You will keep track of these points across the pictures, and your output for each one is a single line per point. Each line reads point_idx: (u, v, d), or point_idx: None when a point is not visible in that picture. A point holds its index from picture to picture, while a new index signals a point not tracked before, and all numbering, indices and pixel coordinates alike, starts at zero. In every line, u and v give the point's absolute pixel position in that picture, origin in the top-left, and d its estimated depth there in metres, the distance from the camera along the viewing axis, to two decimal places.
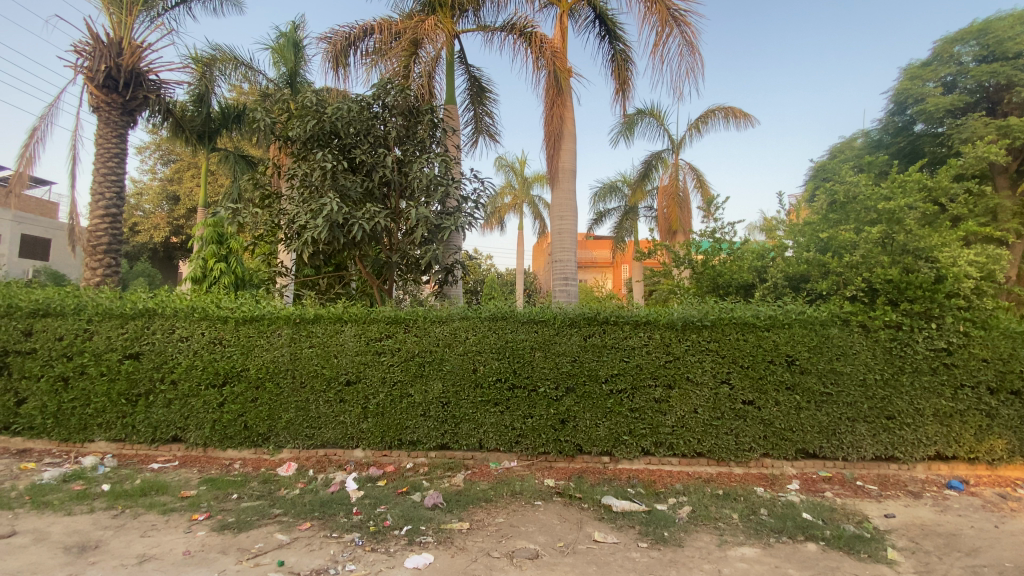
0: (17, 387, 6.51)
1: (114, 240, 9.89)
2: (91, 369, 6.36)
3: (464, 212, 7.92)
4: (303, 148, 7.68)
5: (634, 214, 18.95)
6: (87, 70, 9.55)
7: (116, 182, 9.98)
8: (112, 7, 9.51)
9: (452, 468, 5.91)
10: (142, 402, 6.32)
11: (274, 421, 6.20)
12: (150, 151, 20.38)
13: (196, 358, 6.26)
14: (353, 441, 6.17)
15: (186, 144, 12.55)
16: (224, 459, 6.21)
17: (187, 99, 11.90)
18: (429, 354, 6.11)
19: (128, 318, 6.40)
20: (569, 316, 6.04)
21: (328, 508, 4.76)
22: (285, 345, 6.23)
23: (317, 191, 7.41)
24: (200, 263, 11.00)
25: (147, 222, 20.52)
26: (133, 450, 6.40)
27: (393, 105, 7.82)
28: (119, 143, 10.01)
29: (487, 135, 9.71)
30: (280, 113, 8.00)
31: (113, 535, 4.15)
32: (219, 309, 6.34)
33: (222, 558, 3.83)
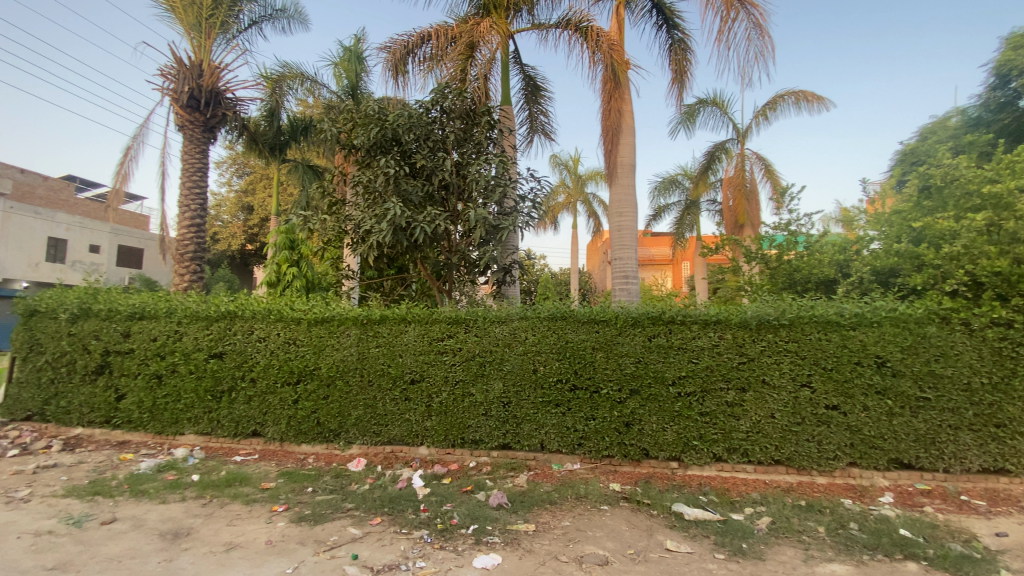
0: (119, 384, 7.15)
1: (198, 249, 10.67)
2: (181, 367, 6.88)
3: (522, 211, 7.91)
4: (366, 154, 7.94)
5: (695, 209, 18.24)
6: (173, 92, 10.37)
7: (199, 195, 10.79)
8: (193, 32, 10.27)
9: (515, 468, 5.89)
10: (225, 398, 6.75)
11: (344, 418, 6.44)
12: (227, 165, 21.86)
13: (272, 357, 6.62)
14: (418, 438, 6.29)
15: (259, 156, 13.36)
16: (298, 454, 6.53)
17: (260, 115, 12.66)
18: (489, 354, 6.12)
19: (212, 320, 6.88)
20: (633, 315, 5.86)
21: (397, 504, 4.87)
22: (353, 344, 6.46)
23: (381, 196, 7.64)
24: (274, 268, 11.66)
25: (226, 232, 22.07)
26: (218, 443, 6.84)
27: (451, 109, 7.95)
28: (201, 159, 10.80)
29: (542, 133, 9.66)
30: (345, 122, 8.34)
31: (203, 523, 4.44)
32: (293, 311, 6.67)
33: (300, 549, 3.99)
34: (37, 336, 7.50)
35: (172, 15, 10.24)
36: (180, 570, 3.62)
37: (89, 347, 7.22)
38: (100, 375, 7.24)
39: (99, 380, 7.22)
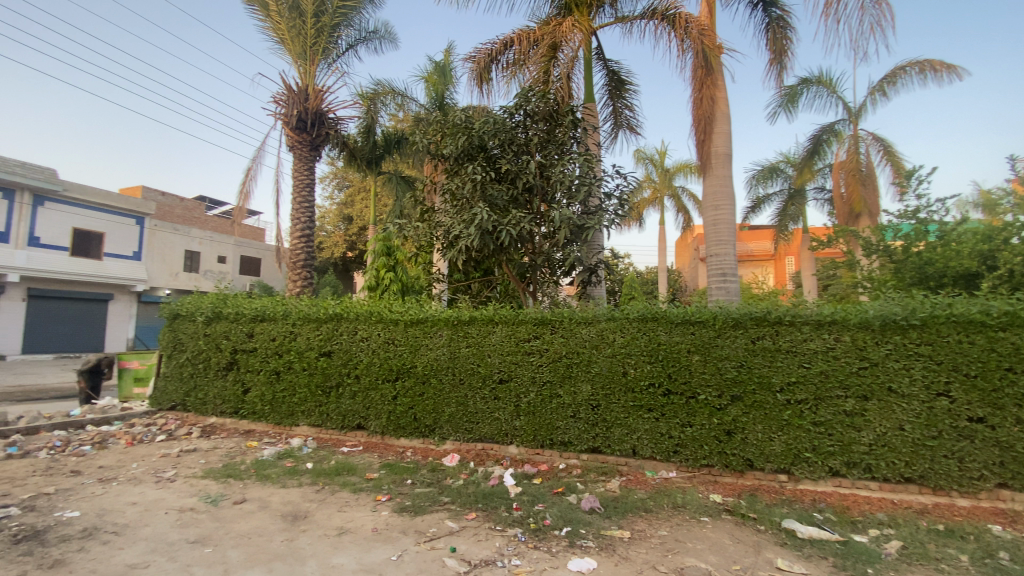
0: (245, 379, 8.04)
1: (308, 257, 11.71)
2: (295, 365, 7.59)
3: (608, 209, 7.77)
4: (454, 162, 8.24)
5: (800, 198, 16.76)
6: (284, 117, 11.48)
7: (308, 208, 11.85)
8: (300, 61, 11.29)
9: (607, 473, 5.78)
10: (333, 393, 7.33)
11: (438, 414, 6.72)
12: (329, 179, 23.80)
13: (373, 356, 7.09)
14: (508, 437, 6.39)
15: (358, 170, 14.36)
16: (398, 447, 6.92)
17: (357, 131, 13.62)
18: (577, 355, 6.07)
19: (321, 321, 7.51)
20: (733, 316, 5.51)
21: (491, 501, 4.99)
22: (445, 345, 6.72)
23: (468, 201, 7.88)
24: (374, 273, 12.48)
25: (330, 241, 24.00)
26: (328, 435, 7.43)
27: (535, 111, 8.01)
28: (308, 175, 11.85)
29: (627, 128, 9.41)
30: (434, 132, 8.71)
31: (317, 508, 4.85)
32: (391, 313, 7.09)
33: (402, 538, 4.23)
34: (180, 336, 8.66)
35: (282, 47, 11.33)
36: (299, 549, 3.98)
37: (221, 346, 8.21)
38: (230, 370, 8.19)
39: (229, 375, 8.17)
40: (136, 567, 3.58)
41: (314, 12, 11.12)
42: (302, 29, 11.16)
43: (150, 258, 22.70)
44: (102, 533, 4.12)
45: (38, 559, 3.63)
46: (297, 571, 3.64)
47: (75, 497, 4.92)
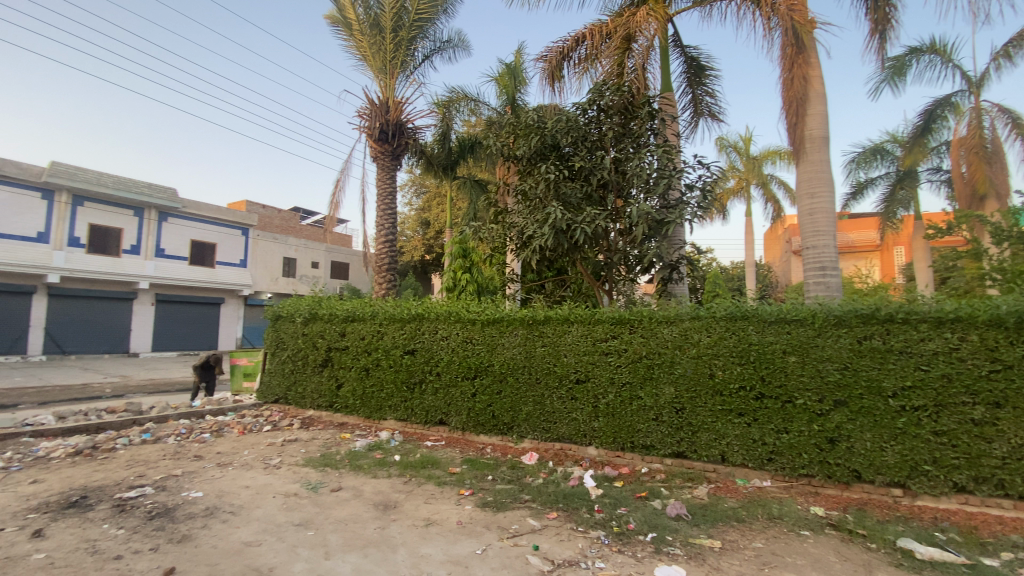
0: (338, 375, 8.63)
1: (391, 260, 12.33)
2: (382, 362, 8.03)
3: (688, 202, 7.44)
4: (527, 162, 8.29)
5: (910, 181, 15.03)
6: (368, 129, 12.17)
7: (390, 214, 12.49)
8: (381, 75, 11.92)
9: (693, 479, 5.54)
10: (417, 389, 7.66)
11: (516, 413, 6.79)
12: (408, 187, 24.94)
13: (453, 354, 7.32)
14: (587, 438, 6.32)
15: (436, 175, 14.89)
16: (478, 443, 7.08)
17: (434, 139, 14.14)
18: (659, 356, 5.87)
19: (405, 321, 7.88)
20: (835, 313, 5.06)
21: (572, 501, 4.96)
22: (521, 344, 6.79)
23: (542, 200, 7.88)
24: (451, 275, 12.88)
25: (409, 245, 25.11)
26: (412, 429, 7.78)
27: (610, 106, 7.86)
28: (390, 183, 12.48)
29: (708, 116, 8.97)
30: (507, 134, 8.81)
31: (406, 499, 5.10)
32: (468, 313, 7.28)
33: (486, 533, 4.32)
34: (282, 336, 9.47)
35: (365, 64, 12.03)
36: (390, 537, 4.19)
37: (317, 344, 8.88)
38: (325, 367, 8.82)
39: (324, 371, 8.81)
40: (250, 545, 3.95)
41: (392, 27, 11.68)
42: (382, 45, 11.76)
43: (254, 265, 25.05)
44: (221, 512, 4.59)
45: (171, 533, 4.12)
46: (389, 558, 3.83)
47: (199, 479, 5.54)
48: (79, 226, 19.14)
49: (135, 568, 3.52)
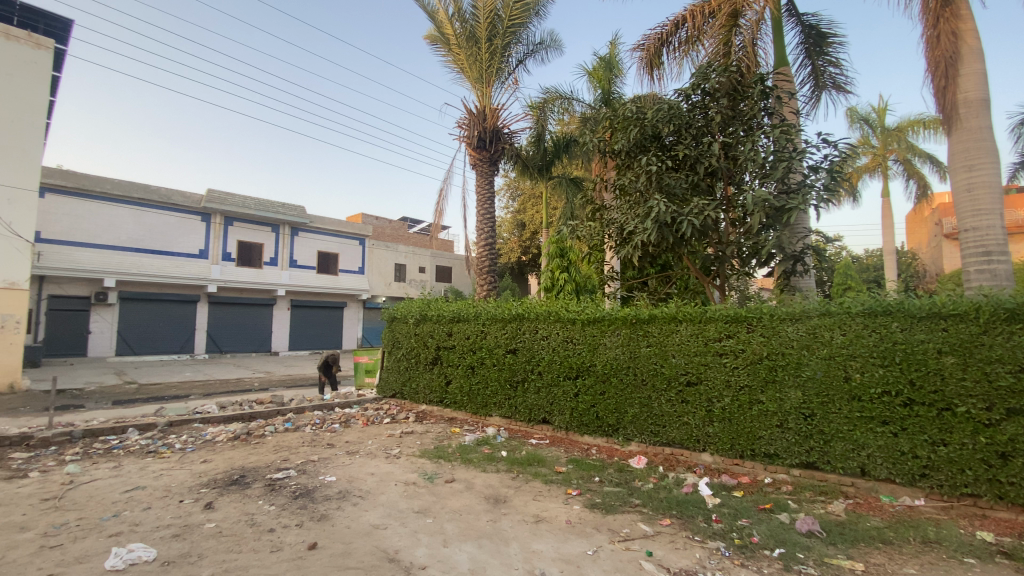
0: (446, 372, 9.08)
1: (492, 263, 12.70)
2: (486, 361, 8.30)
3: (813, 185, 6.73)
4: (627, 156, 8.04)
5: None
6: (467, 138, 12.69)
7: (489, 218, 12.90)
8: (477, 85, 12.33)
9: (827, 493, 4.99)
10: (520, 388, 7.79)
11: (621, 415, 6.63)
12: (505, 190, 25.53)
13: (555, 354, 7.34)
14: (700, 444, 5.98)
15: (532, 177, 15.07)
16: (583, 444, 7.03)
17: (529, 142, 14.33)
18: (782, 357, 5.39)
19: (506, 321, 8.07)
20: (1006, 306, 4.29)
21: (686, 509, 4.74)
22: (625, 344, 6.62)
23: (643, 194, 7.60)
24: (549, 275, 12.94)
25: (507, 247, 25.67)
26: (517, 427, 7.93)
27: (716, 89, 7.38)
28: (488, 188, 12.87)
29: (832, 89, 8.07)
30: (604, 129, 8.64)
31: (515, 494, 5.22)
32: (569, 313, 7.26)
33: (596, 534, 4.27)
34: (397, 336, 10.20)
35: (462, 75, 12.54)
36: (503, 530, 4.32)
37: (427, 343, 9.43)
38: (435, 364, 9.33)
39: (434, 369, 9.33)
40: (377, 528, 4.31)
41: (487, 37, 12.03)
42: (478, 55, 12.16)
43: (369, 272, 27.26)
44: (351, 496, 5.06)
45: (312, 512, 4.63)
46: (502, 550, 3.95)
47: (332, 465, 6.16)
48: (230, 243, 22.25)
49: (285, 540, 4.00)
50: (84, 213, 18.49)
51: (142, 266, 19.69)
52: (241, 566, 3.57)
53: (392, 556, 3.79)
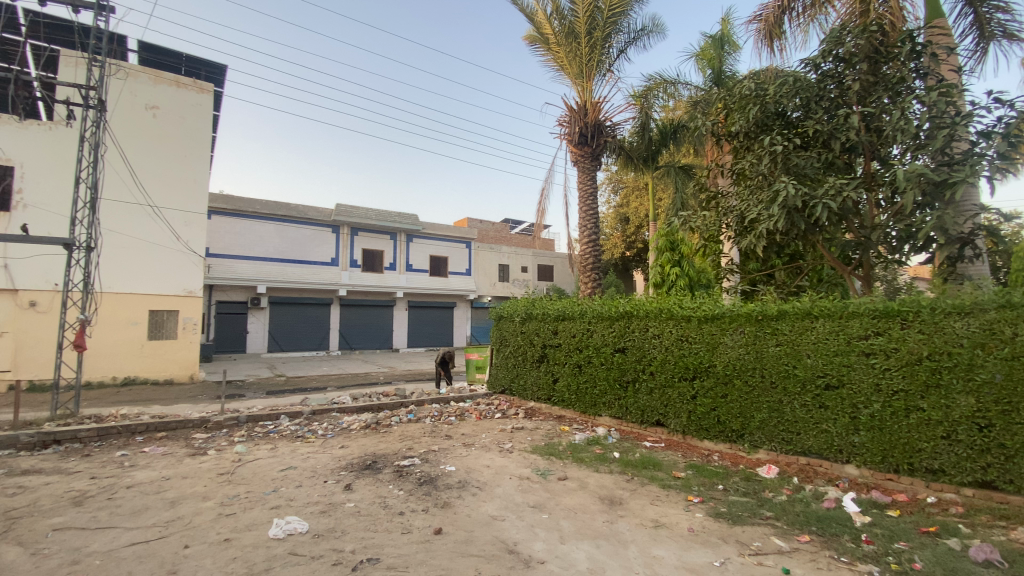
0: (553, 370, 9.11)
1: (596, 260, 12.49)
2: (594, 359, 8.18)
3: (985, 152, 5.66)
4: (746, 138, 7.42)
5: None
6: (568, 135, 12.61)
7: (592, 214, 12.73)
8: (578, 81, 12.18)
9: (1012, 518, 4.17)
10: (631, 388, 7.55)
11: (747, 419, 6.13)
12: (606, 185, 25.03)
13: (668, 353, 7.01)
14: (844, 455, 5.32)
15: (636, 169, 14.55)
16: (703, 449, 6.61)
17: (633, 133, 13.86)
18: (947, 357, 4.63)
19: (614, 319, 7.89)
20: None
21: (828, 526, 4.25)
22: (749, 342, 6.13)
23: (767, 178, 6.96)
24: (658, 270, 12.41)
25: (610, 243, 25.12)
26: (629, 428, 7.68)
27: (853, 53, 6.52)
28: (591, 184, 12.68)
29: (1006, 36, 6.74)
30: (719, 111, 8.05)
31: (631, 496, 5.07)
32: (683, 309, 6.89)
33: (723, 545, 4.00)
34: (504, 334, 10.47)
35: (562, 72, 12.48)
36: (620, 533, 4.22)
37: (534, 341, 9.55)
38: (542, 362, 9.41)
39: (541, 366, 9.41)
40: (496, 519, 4.46)
41: (586, 31, 11.86)
42: (577, 50, 12.01)
43: (475, 273, 28.35)
44: (470, 487, 5.30)
45: (435, 499, 4.92)
46: (621, 553, 3.86)
47: (450, 456, 6.50)
48: (355, 251, 24.52)
49: (413, 524, 4.30)
50: (240, 231, 21.59)
51: (285, 274, 22.48)
52: (377, 544, 3.90)
53: (511, 548, 3.89)
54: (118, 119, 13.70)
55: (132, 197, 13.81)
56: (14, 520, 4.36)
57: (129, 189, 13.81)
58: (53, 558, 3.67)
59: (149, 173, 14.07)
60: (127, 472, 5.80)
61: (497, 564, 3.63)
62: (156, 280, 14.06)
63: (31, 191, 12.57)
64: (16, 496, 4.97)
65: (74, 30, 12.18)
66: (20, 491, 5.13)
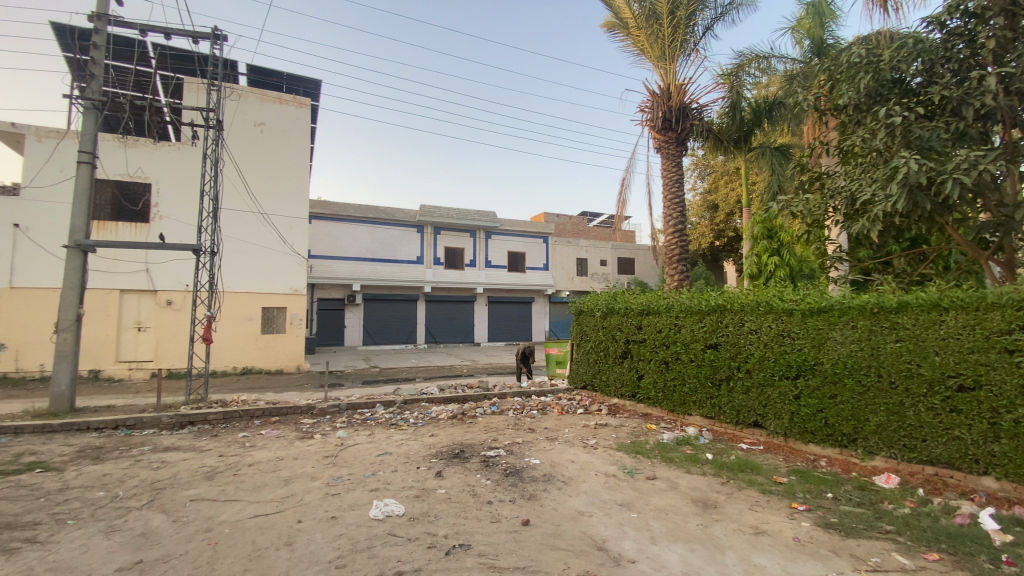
0: (638, 367, 8.85)
1: (683, 250, 11.94)
2: (683, 356, 7.83)
3: None
4: (856, 112, 6.70)
5: None
6: (651, 121, 12.13)
7: (678, 202, 12.18)
8: (660, 64, 11.66)
9: None
10: (725, 386, 7.13)
11: (860, 423, 5.55)
12: (692, 170, 23.84)
13: (767, 349, 6.53)
14: (980, 465, 4.68)
15: (726, 153, 13.69)
16: (807, 454, 6.08)
17: (722, 114, 13.05)
18: None
19: (704, 314, 7.51)
20: None
21: (961, 544, 3.76)
22: (861, 338, 5.56)
23: (883, 154, 6.24)
24: (754, 260, 11.63)
25: (696, 232, 23.92)
26: (722, 428, 7.26)
27: (986, 7, 5.62)
28: (676, 171, 12.13)
29: None
30: (822, 83, 7.33)
31: (726, 500, 4.80)
32: (783, 302, 6.40)
33: (835, 558, 3.66)
34: (585, 329, 10.36)
35: (644, 56, 12.00)
36: (716, 537, 4.00)
37: (616, 336, 9.35)
38: (626, 358, 9.17)
39: (625, 362, 9.19)
40: (583, 514, 4.42)
41: (669, 10, 11.32)
42: (660, 31, 11.50)
43: (555, 267, 28.30)
44: (555, 480, 5.31)
45: (522, 491, 4.99)
46: (718, 558, 3.67)
47: (535, 449, 6.56)
48: (438, 249, 25.48)
49: (501, 514, 4.39)
50: (336, 233, 23.27)
51: (376, 272, 23.91)
52: (468, 531, 4.03)
53: (600, 545, 3.84)
54: (233, 136, 15.31)
55: (246, 206, 15.37)
56: (160, 490, 5.04)
57: (243, 199, 15.37)
58: (191, 525, 4.20)
59: (260, 184, 15.59)
60: (247, 452, 6.50)
61: (586, 559, 3.60)
62: (267, 280, 15.56)
63: (167, 205, 14.45)
64: (161, 469, 5.75)
65: (195, 59, 13.76)
66: (164, 465, 5.92)
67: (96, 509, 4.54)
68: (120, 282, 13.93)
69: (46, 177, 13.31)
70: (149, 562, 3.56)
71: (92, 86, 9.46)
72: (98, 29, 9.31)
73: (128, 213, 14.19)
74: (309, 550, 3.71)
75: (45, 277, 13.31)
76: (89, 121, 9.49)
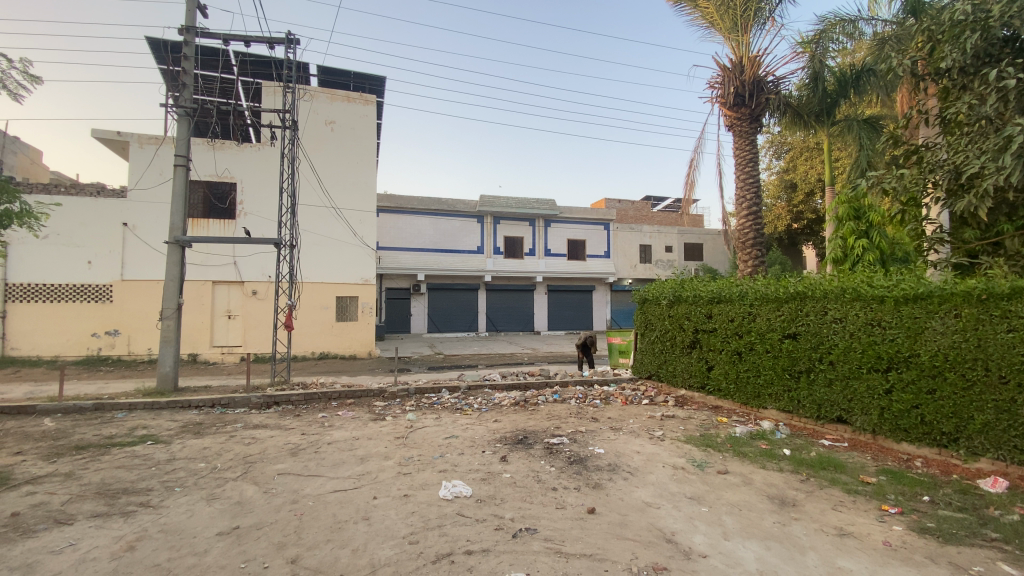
0: (707, 357, 8.52)
1: (757, 234, 11.28)
2: (758, 346, 7.43)
3: None
4: (961, 76, 6.01)
5: None
6: (722, 98, 11.48)
7: (751, 183, 11.49)
8: (731, 36, 10.98)
9: None
10: (805, 378, 6.70)
11: (963, 421, 5.03)
12: (767, 148, 22.37)
13: (853, 340, 6.05)
14: None
15: (806, 129, 12.71)
16: (900, 453, 5.59)
17: (801, 86, 12.11)
18: None
19: (783, 301, 7.07)
20: None
21: None
22: (965, 328, 5.03)
23: (995, 120, 5.55)
24: (839, 243, 10.76)
25: (771, 214, 22.53)
26: (801, 423, 6.84)
27: None
28: (750, 149, 11.42)
29: None
30: (920, 46, 6.60)
31: (806, 499, 4.52)
32: (874, 288, 5.88)
33: (932, 566, 3.36)
34: (650, 318, 10.09)
35: (712, 30, 11.34)
36: (795, 536, 3.80)
37: (683, 326, 9.05)
38: (694, 348, 8.86)
39: (692, 353, 8.87)
40: (650, 505, 4.35)
41: None
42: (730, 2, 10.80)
43: (617, 255, 27.72)
44: (621, 470, 5.25)
45: (587, 479, 4.98)
46: (798, 558, 3.48)
47: (599, 438, 6.50)
48: (498, 239, 25.76)
49: (567, 501, 4.41)
50: (401, 225, 24.10)
51: (438, 263, 24.57)
52: (534, 516, 4.09)
53: (668, 537, 3.77)
54: (307, 135, 16.19)
55: (319, 201, 16.27)
56: (251, 464, 5.51)
57: (317, 194, 16.27)
58: (279, 497, 4.56)
59: (331, 179, 16.41)
60: (326, 431, 6.95)
61: (655, 551, 3.54)
62: (340, 271, 16.42)
63: (250, 201, 15.58)
64: (252, 445, 6.27)
65: (272, 64, 14.66)
66: (253, 441, 6.46)
67: (198, 479, 5.04)
68: (212, 274, 15.24)
69: (147, 180, 14.76)
70: (244, 528, 3.91)
71: (185, 94, 10.28)
72: (187, 41, 10.12)
73: (217, 210, 15.46)
74: (384, 525, 3.92)
75: (149, 271, 14.81)
76: (184, 127, 10.39)
